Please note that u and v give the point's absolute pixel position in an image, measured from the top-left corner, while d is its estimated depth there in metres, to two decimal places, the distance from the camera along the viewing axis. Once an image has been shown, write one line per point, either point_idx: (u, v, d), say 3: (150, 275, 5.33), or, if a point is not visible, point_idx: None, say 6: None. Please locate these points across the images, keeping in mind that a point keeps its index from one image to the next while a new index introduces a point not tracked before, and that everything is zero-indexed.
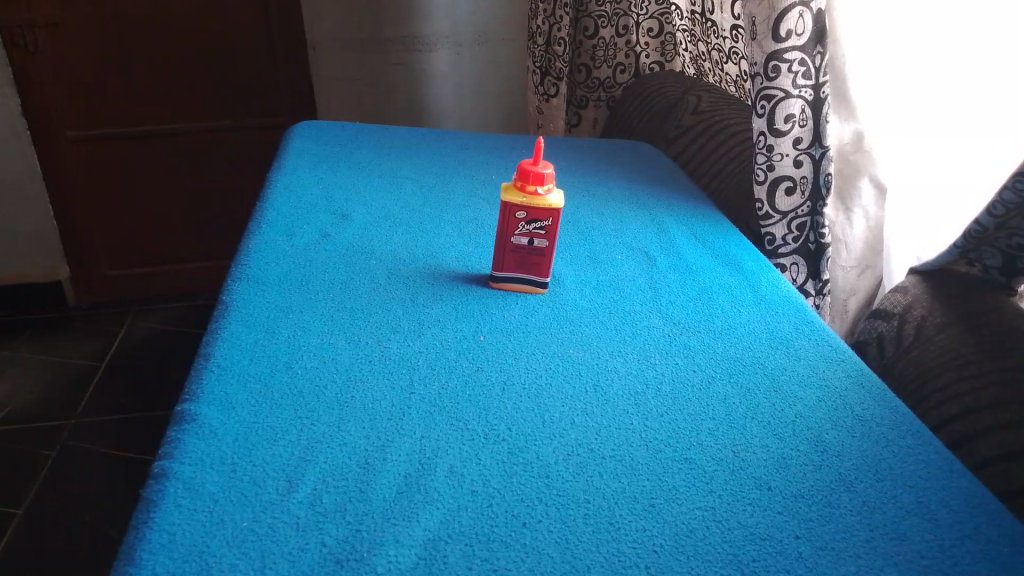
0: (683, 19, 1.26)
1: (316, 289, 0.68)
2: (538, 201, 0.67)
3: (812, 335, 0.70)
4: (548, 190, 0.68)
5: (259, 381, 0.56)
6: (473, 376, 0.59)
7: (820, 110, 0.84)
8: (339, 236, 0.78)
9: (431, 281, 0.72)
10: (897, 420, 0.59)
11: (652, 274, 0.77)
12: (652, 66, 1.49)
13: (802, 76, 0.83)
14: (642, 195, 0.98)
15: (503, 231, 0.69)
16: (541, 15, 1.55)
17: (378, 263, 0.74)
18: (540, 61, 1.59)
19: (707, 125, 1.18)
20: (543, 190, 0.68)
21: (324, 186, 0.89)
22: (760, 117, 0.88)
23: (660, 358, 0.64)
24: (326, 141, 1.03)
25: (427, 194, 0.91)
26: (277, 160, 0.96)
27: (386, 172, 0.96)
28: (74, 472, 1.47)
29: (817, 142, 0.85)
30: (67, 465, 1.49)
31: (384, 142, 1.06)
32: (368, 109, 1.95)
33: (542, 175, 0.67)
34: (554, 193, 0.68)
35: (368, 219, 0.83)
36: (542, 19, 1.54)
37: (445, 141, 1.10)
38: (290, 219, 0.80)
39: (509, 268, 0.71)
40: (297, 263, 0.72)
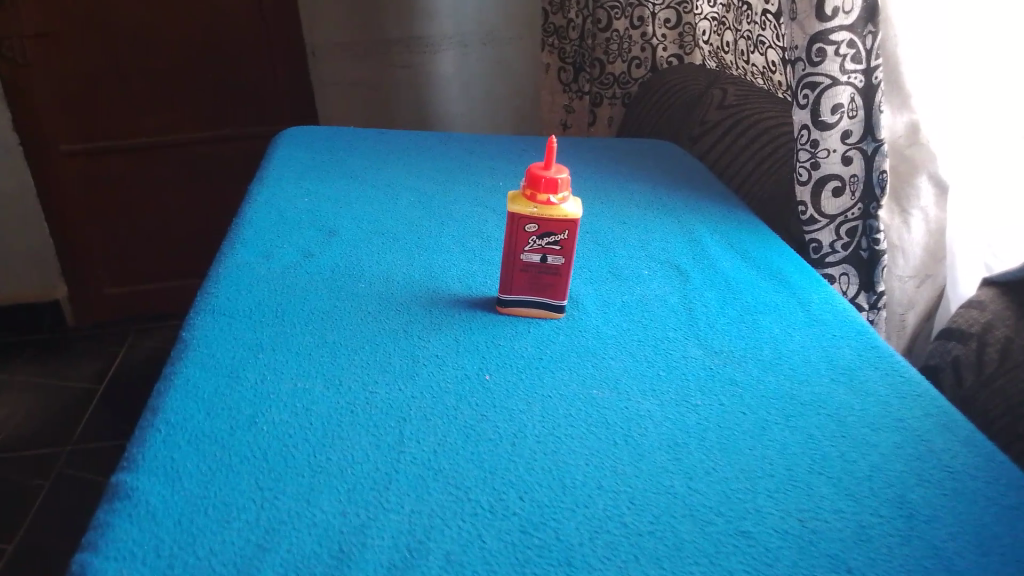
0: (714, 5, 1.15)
1: (294, 320, 0.58)
2: (551, 212, 0.57)
3: (878, 364, 0.59)
4: (562, 199, 0.58)
5: (217, 441, 0.46)
6: (476, 428, 0.48)
7: (872, 98, 0.73)
8: (324, 257, 0.68)
9: (429, 308, 0.62)
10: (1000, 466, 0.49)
11: (686, 293, 0.67)
12: (670, 60, 1.37)
13: (851, 59, 0.73)
14: (668, 200, 0.87)
15: (511, 248, 0.59)
16: (574, 7, 1.49)
17: (368, 288, 0.64)
18: (574, 57, 1.53)
19: (734, 121, 1.07)
20: (558, 200, 0.58)
21: (311, 199, 0.80)
22: (801, 109, 0.78)
23: (701, 399, 0.53)
24: (317, 149, 0.94)
25: (426, 205, 0.81)
26: (260, 171, 0.86)
27: (381, 181, 0.86)
28: (73, 504, 1.37)
29: (870, 134, 0.75)
30: (64, 499, 1.39)
31: (381, 147, 0.96)
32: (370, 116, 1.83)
33: (556, 182, 0.57)
34: (570, 201, 0.58)
35: (361, 236, 0.73)
36: (576, 12, 1.48)
37: (448, 146, 0.99)
38: (270, 238, 0.70)
39: (518, 290, 0.61)
40: (274, 290, 0.62)
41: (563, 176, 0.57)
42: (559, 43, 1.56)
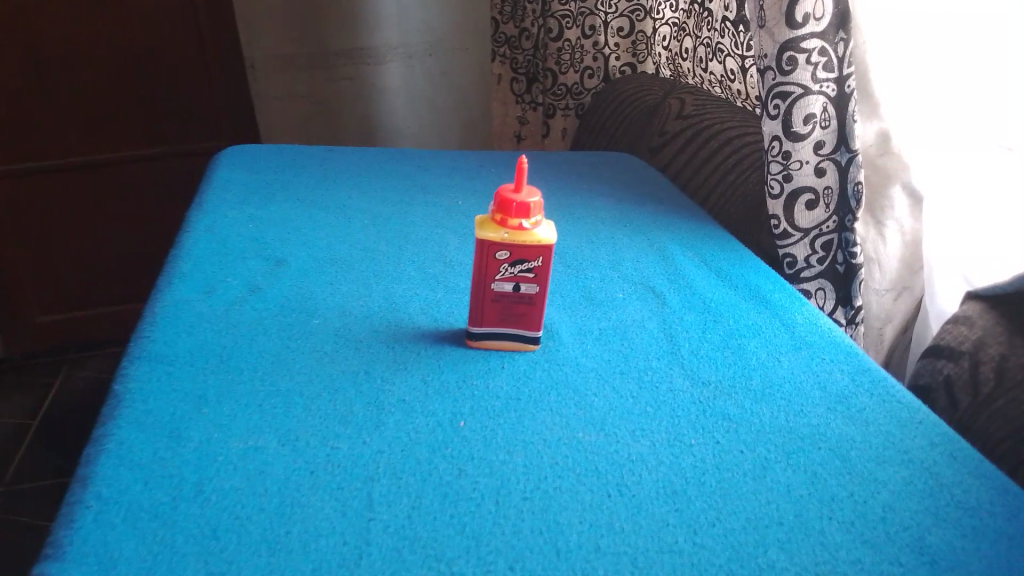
0: (675, 11, 1.16)
1: (240, 366, 0.52)
2: (523, 237, 0.52)
3: (873, 389, 0.56)
4: (536, 223, 0.53)
5: (158, 519, 0.39)
6: (454, 486, 0.43)
7: (846, 108, 0.71)
8: (271, 290, 0.62)
9: (391, 345, 0.56)
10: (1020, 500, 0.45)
11: (666, 318, 0.63)
12: (623, 70, 1.36)
13: (823, 68, 0.70)
14: (637, 216, 0.83)
15: (480, 277, 0.54)
16: (530, 16, 1.44)
17: (323, 324, 0.58)
18: (528, 67, 1.50)
19: (694, 132, 1.04)
20: (531, 225, 0.53)
21: (253, 226, 0.73)
22: (772, 119, 0.75)
23: (696, 437, 0.49)
24: (259, 169, 0.87)
25: (381, 228, 0.75)
26: (198, 196, 0.79)
27: (331, 203, 0.80)
28: (13, 549, 1.25)
29: (843, 145, 0.72)
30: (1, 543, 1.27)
31: (328, 166, 0.90)
32: (313, 131, 1.75)
33: (528, 205, 0.52)
34: (543, 226, 0.54)
35: (312, 266, 0.67)
36: (532, 21, 1.44)
37: (401, 162, 0.94)
38: (211, 271, 0.64)
39: (488, 323, 0.56)
40: (217, 331, 0.56)
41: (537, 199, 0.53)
42: (512, 52, 1.52)
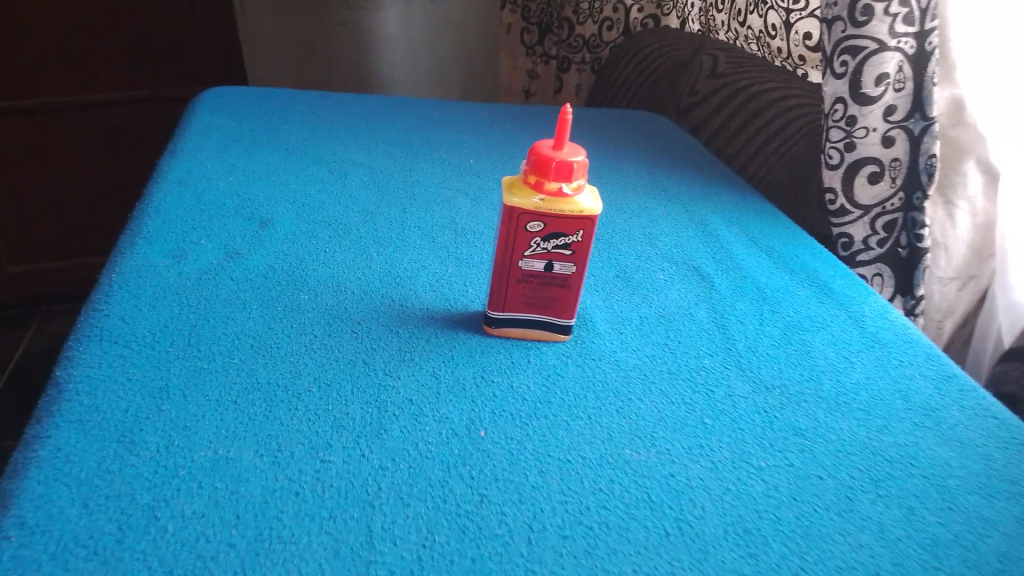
0: None
1: (213, 351, 0.43)
2: (562, 206, 0.43)
3: (963, 402, 0.47)
4: (576, 188, 0.44)
5: (96, 555, 0.31)
6: (474, 517, 0.35)
7: (924, 67, 0.61)
8: (252, 257, 0.53)
9: (393, 328, 0.47)
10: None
11: (715, 306, 0.54)
12: (646, 21, 1.24)
13: (903, 20, 0.61)
14: (671, 184, 0.74)
15: (504, 252, 0.45)
16: None
17: (313, 299, 0.49)
18: (541, 16, 1.39)
19: (729, 93, 0.94)
20: (570, 190, 0.44)
21: (234, 181, 0.63)
22: (836, 78, 0.66)
23: (764, 457, 0.40)
24: (244, 114, 0.77)
25: (381, 188, 0.65)
26: (173, 143, 0.69)
27: (325, 156, 0.70)
28: None
29: (917, 112, 0.63)
30: None
31: (322, 114, 0.80)
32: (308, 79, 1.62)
33: (570, 167, 0.43)
34: (584, 191, 0.45)
35: (300, 229, 0.57)
36: None
37: (404, 112, 0.83)
38: (182, 231, 0.55)
39: (511, 308, 0.47)
40: (184, 304, 0.47)
41: (578, 159, 0.43)
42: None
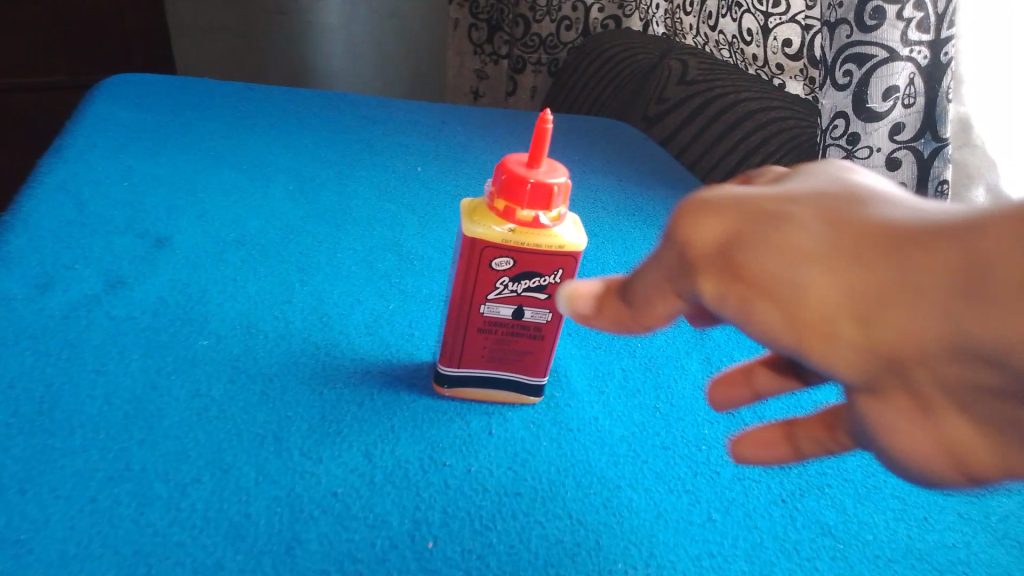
0: None
1: (72, 426, 0.33)
2: (534, 239, 0.34)
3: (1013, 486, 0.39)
4: (556, 217, 0.34)
5: None
6: None
7: (938, 80, 0.54)
8: (141, 288, 0.42)
9: (316, 388, 0.37)
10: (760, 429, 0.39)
11: (710, 357, 0.45)
12: (607, 23, 1.17)
13: (917, 26, 0.53)
14: (647, 203, 0.66)
15: (461, 295, 0.35)
16: None
17: (216, 347, 0.39)
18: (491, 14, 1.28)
19: (700, 101, 0.87)
20: (549, 220, 0.34)
21: (130, 187, 0.52)
22: (838, 89, 0.58)
23: (792, 570, 0.32)
24: (149, 104, 0.65)
25: (311, 200, 0.55)
26: (58, 136, 0.57)
27: (245, 159, 0.59)
28: None
29: (929, 131, 0.55)
30: None
31: (246, 108, 0.69)
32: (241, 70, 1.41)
33: (549, 192, 0.33)
34: (565, 220, 0.35)
35: (205, 250, 0.46)
36: None
37: (342, 109, 0.72)
38: (53, 253, 0.44)
39: (467, 364, 0.37)
40: (41, 355, 0.36)
41: (558, 183, 0.33)
42: None
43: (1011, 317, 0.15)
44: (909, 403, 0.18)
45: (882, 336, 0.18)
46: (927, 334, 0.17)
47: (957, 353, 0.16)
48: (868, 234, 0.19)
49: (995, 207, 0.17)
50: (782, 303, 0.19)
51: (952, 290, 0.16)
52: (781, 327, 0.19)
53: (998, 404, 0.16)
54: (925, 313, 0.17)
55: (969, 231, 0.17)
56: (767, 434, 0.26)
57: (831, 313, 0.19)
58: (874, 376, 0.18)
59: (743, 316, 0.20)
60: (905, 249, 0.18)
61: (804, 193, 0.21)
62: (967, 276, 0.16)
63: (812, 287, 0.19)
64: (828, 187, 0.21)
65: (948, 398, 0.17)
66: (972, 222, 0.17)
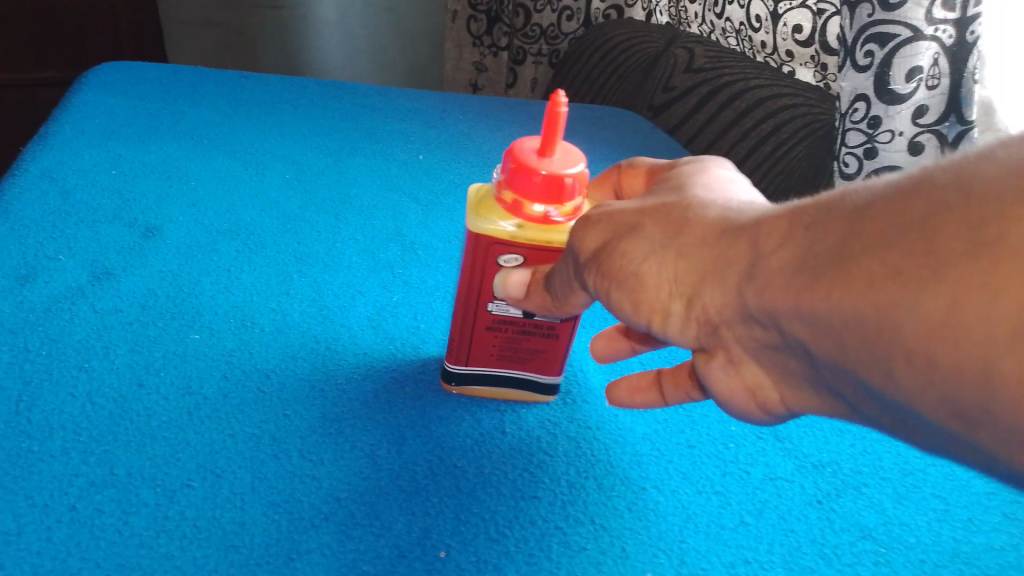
0: None
1: (51, 428, 0.30)
2: (542, 235, 0.31)
3: None
4: (571, 211, 0.31)
5: None
6: None
7: (963, 59, 0.51)
8: (128, 279, 0.40)
9: (317, 386, 0.35)
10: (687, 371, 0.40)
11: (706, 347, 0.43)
12: (608, 12, 1.13)
13: (942, 3, 0.50)
14: None
15: (466, 288, 0.33)
16: None
17: (209, 341, 0.36)
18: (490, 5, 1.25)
19: (709, 90, 0.84)
20: (560, 215, 0.31)
21: (117, 176, 0.49)
22: (858, 71, 0.56)
23: None
24: (139, 92, 0.63)
25: (310, 188, 0.52)
26: (43, 124, 0.55)
27: (240, 147, 0.56)
28: None
29: (953, 112, 0.53)
30: None
31: (240, 96, 0.66)
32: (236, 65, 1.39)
33: (558, 183, 0.30)
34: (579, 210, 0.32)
35: (197, 241, 0.44)
36: None
37: (339, 97, 0.69)
38: (34, 243, 0.41)
39: (476, 362, 0.35)
40: (20, 352, 0.34)
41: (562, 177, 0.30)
42: None
43: (776, 296, 0.21)
44: (725, 360, 0.25)
45: (700, 310, 0.24)
46: (728, 309, 0.23)
47: (745, 321, 0.22)
48: (692, 232, 0.24)
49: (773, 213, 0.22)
50: (628, 291, 0.25)
51: (742, 274, 0.22)
52: (635, 310, 0.26)
53: (777, 358, 0.23)
54: (724, 292, 0.23)
55: (754, 231, 0.22)
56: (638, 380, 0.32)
57: (665, 297, 0.25)
58: (699, 338, 0.25)
59: (607, 299, 0.26)
60: (715, 243, 0.23)
61: (659, 198, 0.26)
62: (753, 264, 0.22)
63: (650, 278, 0.25)
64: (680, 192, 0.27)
65: (748, 354, 0.24)
66: (756, 223, 0.22)
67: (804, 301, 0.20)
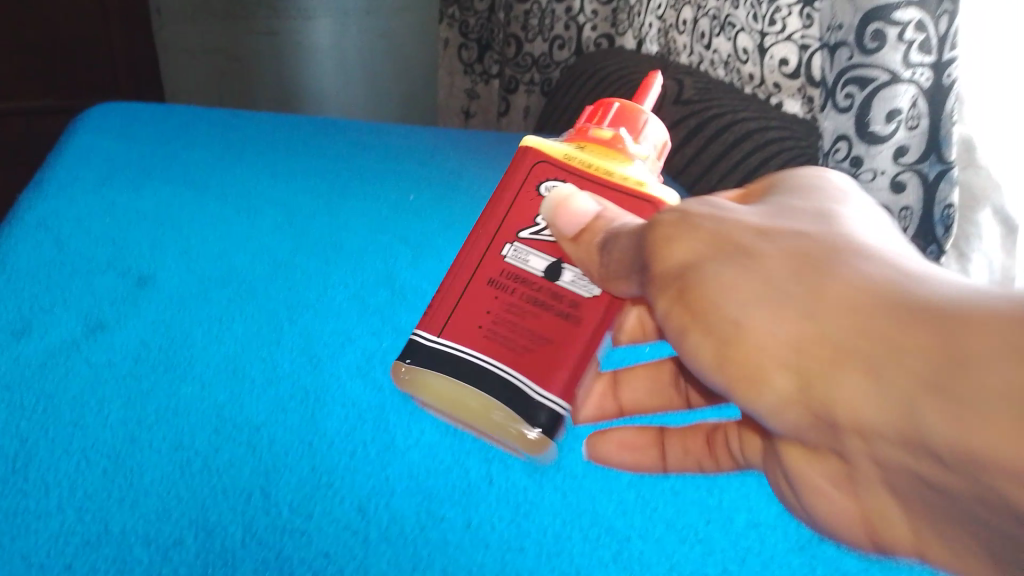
0: None
1: (47, 485, 0.32)
2: (595, 154, 0.34)
3: None
4: (631, 152, 0.34)
5: None
6: None
7: (942, 101, 0.53)
8: (121, 330, 0.41)
9: (306, 437, 0.35)
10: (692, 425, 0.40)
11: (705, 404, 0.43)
12: (600, 42, 1.12)
13: (919, 48, 0.52)
14: None
15: (478, 241, 0.34)
16: None
17: (199, 393, 0.37)
18: (480, 34, 1.26)
19: (698, 121, 0.85)
20: (620, 149, 0.34)
21: (111, 223, 0.50)
22: (839, 112, 0.57)
23: None
24: (132, 135, 0.63)
25: (304, 232, 0.53)
26: (40, 169, 0.56)
27: (234, 191, 0.57)
28: None
29: (933, 153, 0.55)
30: None
31: (230, 139, 0.66)
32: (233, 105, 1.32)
33: (624, 113, 0.35)
34: (643, 165, 0.34)
35: (190, 289, 0.45)
36: None
37: (329, 140, 0.69)
38: (31, 297, 0.42)
39: (458, 341, 0.33)
40: (17, 412, 0.35)
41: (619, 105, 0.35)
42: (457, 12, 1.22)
43: (934, 418, 0.18)
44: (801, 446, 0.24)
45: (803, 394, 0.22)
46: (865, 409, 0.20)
47: (869, 429, 0.20)
48: (822, 294, 0.22)
49: (948, 294, 0.20)
50: (717, 336, 0.24)
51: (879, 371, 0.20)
52: (715, 351, 0.24)
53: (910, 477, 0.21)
54: (850, 379, 0.20)
55: (910, 313, 0.20)
56: (626, 440, 0.33)
57: (763, 360, 0.23)
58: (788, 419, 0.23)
59: (686, 337, 0.25)
60: (847, 320, 0.21)
61: (789, 228, 0.25)
62: (902, 362, 0.19)
63: (749, 327, 0.23)
64: (817, 227, 0.25)
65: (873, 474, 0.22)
66: (926, 301, 0.20)
67: (977, 436, 0.17)
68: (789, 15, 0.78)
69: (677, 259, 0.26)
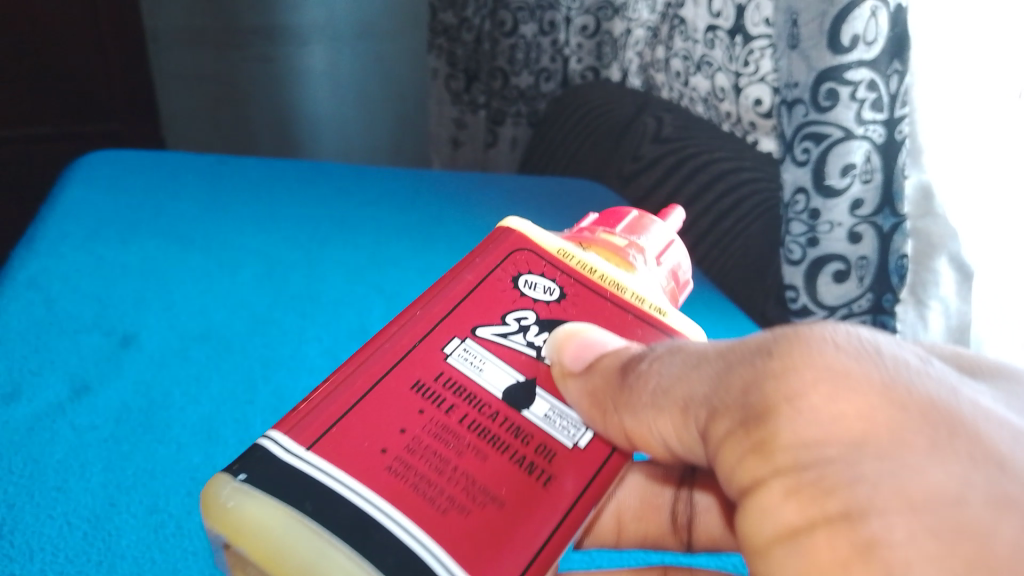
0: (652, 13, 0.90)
1: (32, 550, 0.37)
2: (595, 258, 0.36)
3: None
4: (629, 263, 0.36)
5: None
6: None
7: (894, 158, 0.50)
8: (104, 392, 0.45)
9: None
10: (691, 542, 0.43)
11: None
12: (585, 74, 1.10)
13: (870, 106, 0.49)
14: None
15: (394, 340, 0.32)
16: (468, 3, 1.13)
17: (176, 458, 0.42)
18: (468, 63, 1.19)
19: (674, 162, 0.86)
20: (621, 259, 0.36)
21: (98, 281, 0.53)
22: (797, 165, 0.53)
23: None
24: (115, 185, 0.64)
25: (281, 284, 0.56)
26: (31, 227, 0.58)
27: (214, 243, 0.59)
28: None
29: (888, 206, 0.52)
30: None
31: (214, 182, 0.67)
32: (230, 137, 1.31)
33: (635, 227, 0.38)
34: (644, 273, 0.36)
35: (171, 347, 0.49)
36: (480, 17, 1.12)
37: (307, 188, 0.68)
38: (22, 361, 0.46)
39: (344, 464, 0.28)
40: (13, 477, 0.40)
41: (633, 215, 0.38)
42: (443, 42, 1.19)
43: None
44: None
45: None
46: None
47: None
48: None
49: None
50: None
51: None
52: None
53: None
54: None
55: None
56: None
57: None
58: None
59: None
60: None
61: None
62: None
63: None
64: None
65: None
66: None
67: None
68: (762, 56, 0.72)
69: (821, 429, 0.23)
